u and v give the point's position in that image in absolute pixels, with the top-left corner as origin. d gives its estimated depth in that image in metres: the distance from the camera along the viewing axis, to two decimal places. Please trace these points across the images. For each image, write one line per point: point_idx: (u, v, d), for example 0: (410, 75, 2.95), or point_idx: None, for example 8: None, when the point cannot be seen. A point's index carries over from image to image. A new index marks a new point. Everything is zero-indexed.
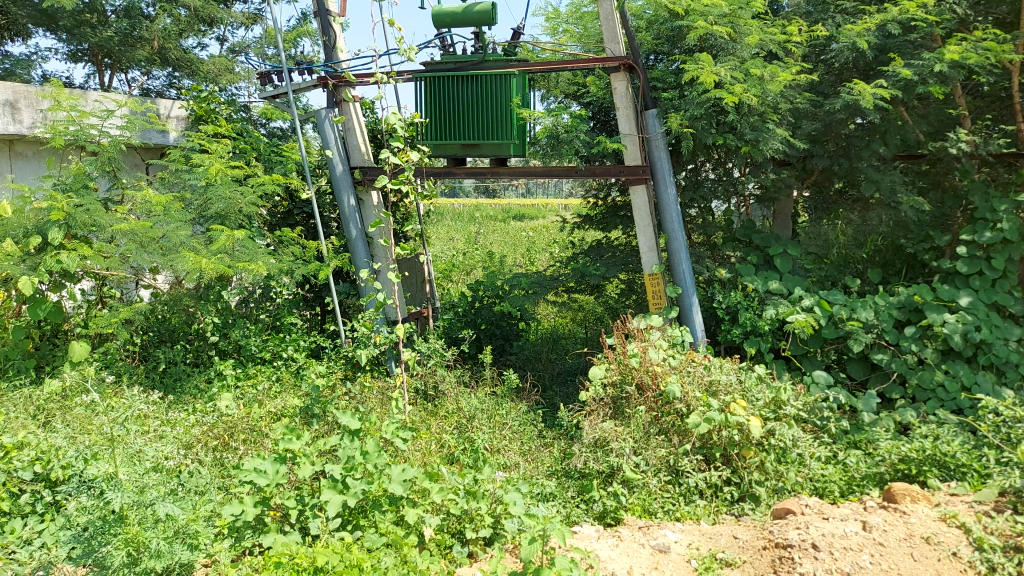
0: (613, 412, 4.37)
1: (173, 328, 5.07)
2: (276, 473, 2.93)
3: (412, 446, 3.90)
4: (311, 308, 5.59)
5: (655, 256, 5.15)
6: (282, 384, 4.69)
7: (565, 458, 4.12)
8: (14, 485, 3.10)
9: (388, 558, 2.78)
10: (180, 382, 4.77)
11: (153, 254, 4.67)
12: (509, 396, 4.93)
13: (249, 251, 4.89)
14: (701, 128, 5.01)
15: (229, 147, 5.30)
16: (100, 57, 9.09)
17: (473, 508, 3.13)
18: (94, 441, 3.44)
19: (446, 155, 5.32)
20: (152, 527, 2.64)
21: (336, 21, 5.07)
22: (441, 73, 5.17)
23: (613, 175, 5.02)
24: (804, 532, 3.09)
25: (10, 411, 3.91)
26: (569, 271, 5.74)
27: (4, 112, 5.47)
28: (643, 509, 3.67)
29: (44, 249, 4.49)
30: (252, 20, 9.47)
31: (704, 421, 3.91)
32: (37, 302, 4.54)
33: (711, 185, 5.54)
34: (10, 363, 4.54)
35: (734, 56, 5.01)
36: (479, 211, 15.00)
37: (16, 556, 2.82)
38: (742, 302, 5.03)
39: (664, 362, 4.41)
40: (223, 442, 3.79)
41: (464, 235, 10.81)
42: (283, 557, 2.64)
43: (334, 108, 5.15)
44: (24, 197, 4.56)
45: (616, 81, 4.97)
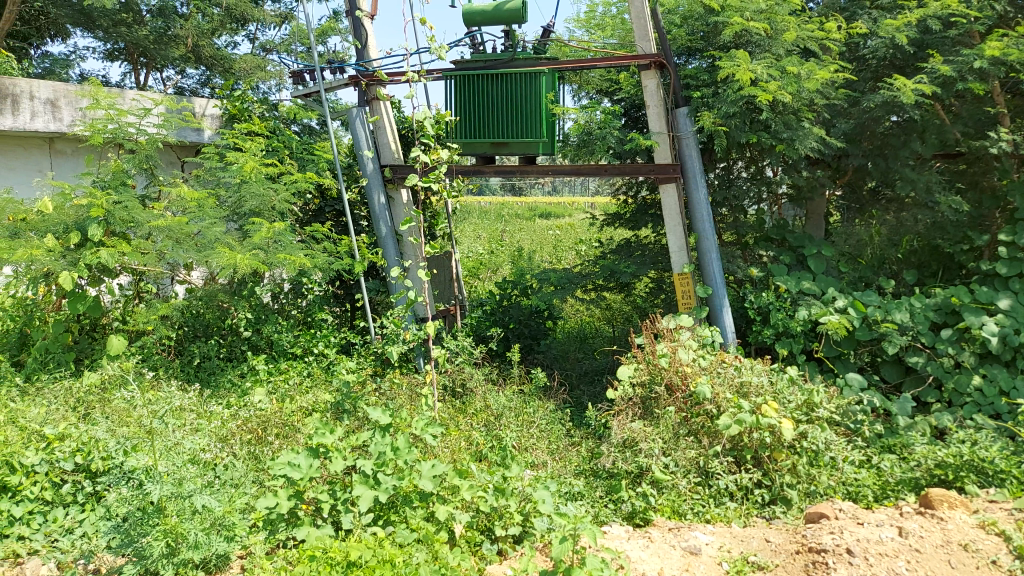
0: (643, 412, 4.33)
1: (207, 324, 5.17)
2: (309, 467, 2.99)
3: (441, 443, 3.93)
4: (341, 305, 5.66)
5: (685, 255, 5.10)
6: (313, 379, 4.74)
7: (593, 458, 4.11)
8: (57, 476, 3.19)
9: (420, 553, 2.79)
10: (214, 376, 4.83)
11: (188, 250, 4.73)
12: (537, 395, 4.93)
13: (285, 248, 4.95)
14: (734, 126, 4.94)
15: (262, 145, 5.37)
16: (135, 56, 9.24)
17: (502, 505, 3.14)
18: (134, 433, 3.49)
19: (476, 154, 5.34)
20: (189, 518, 2.69)
21: (367, 20, 5.12)
22: (472, 71, 5.16)
23: (642, 173, 4.97)
24: (840, 537, 3.05)
25: (52, 403, 3.99)
26: (597, 268, 5.71)
27: (45, 110, 5.62)
28: (673, 511, 3.65)
29: (83, 245, 4.55)
30: (282, 19, 9.57)
31: (734, 423, 3.89)
32: (76, 296, 4.60)
33: (744, 183, 5.48)
34: (50, 356, 4.61)
35: (769, 53, 4.97)
36: (505, 208, 15.03)
37: (59, 544, 2.92)
38: (774, 302, 4.97)
39: (695, 362, 4.38)
40: (257, 436, 3.83)
41: (489, 233, 10.83)
42: (317, 551, 2.70)
43: (365, 107, 5.19)
44: (64, 193, 4.61)
45: (647, 79, 4.95)
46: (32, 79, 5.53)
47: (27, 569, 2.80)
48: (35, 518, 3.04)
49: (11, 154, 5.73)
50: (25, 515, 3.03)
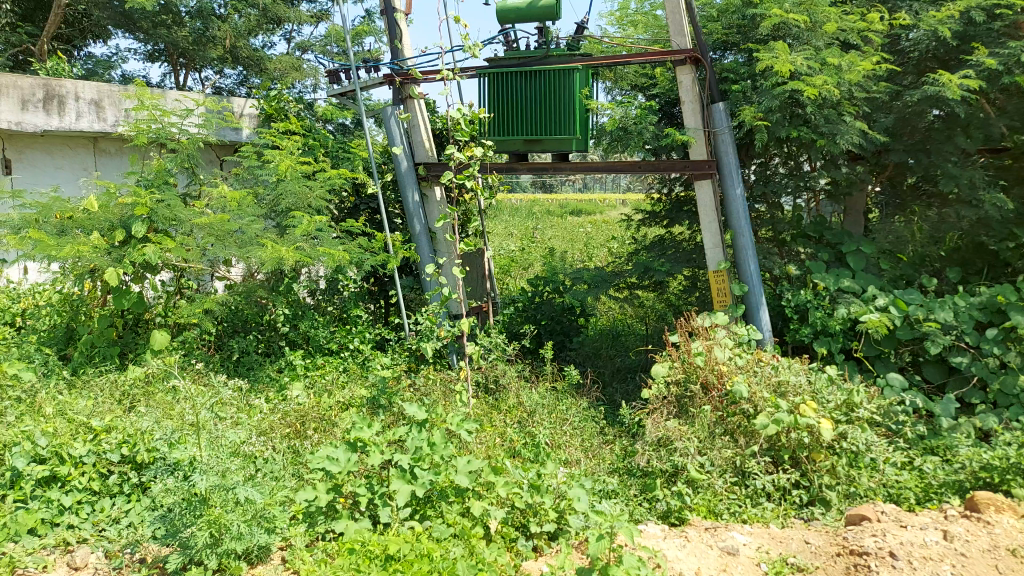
0: (677, 411, 4.29)
1: (246, 319, 5.25)
2: (347, 461, 3.04)
3: (476, 439, 3.96)
4: (376, 301, 5.73)
5: (721, 253, 5.03)
6: (349, 375, 4.80)
7: (627, 456, 4.09)
8: (103, 467, 3.26)
9: (457, 549, 2.81)
10: (253, 371, 4.92)
11: (229, 247, 4.82)
12: (570, 393, 4.92)
13: (323, 245, 5.01)
14: (775, 121, 4.89)
15: (299, 144, 5.45)
16: (174, 57, 9.42)
17: (537, 502, 3.15)
18: (178, 426, 3.57)
19: (510, 152, 5.33)
20: (232, 510, 2.75)
21: (402, 19, 5.15)
22: (506, 68, 5.19)
23: (677, 170, 4.92)
24: (882, 540, 3.01)
25: (98, 396, 4.10)
26: (631, 267, 5.68)
27: (90, 110, 5.76)
28: (708, 510, 3.62)
29: (128, 243, 4.67)
30: (318, 19, 9.67)
31: (772, 423, 3.85)
32: (121, 292, 4.72)
33: (782, 179, 5.40)
34: (95, 350, 4.73)
35: (809, 46, 4.89)
36: (535, 206, 15.02)
37: (107, 533, 3.00)
38: (812, 300, 4.90)
39: (731, 361, 4.32)
40: (296, 430, 3.90)
41: (521, 231, 10.83)
42: (356, 544, 2.75)
43: (400, 105, 5.23)
44: (109, 192, 4.70)
45: (682, 75, 4.90)
46: (77, 80, 5.68)
47: (76, 558, 2.88)
48: (83, 509, 3.13)
49: (58, 153, 5.90)
50: (73, 505, 3.12)
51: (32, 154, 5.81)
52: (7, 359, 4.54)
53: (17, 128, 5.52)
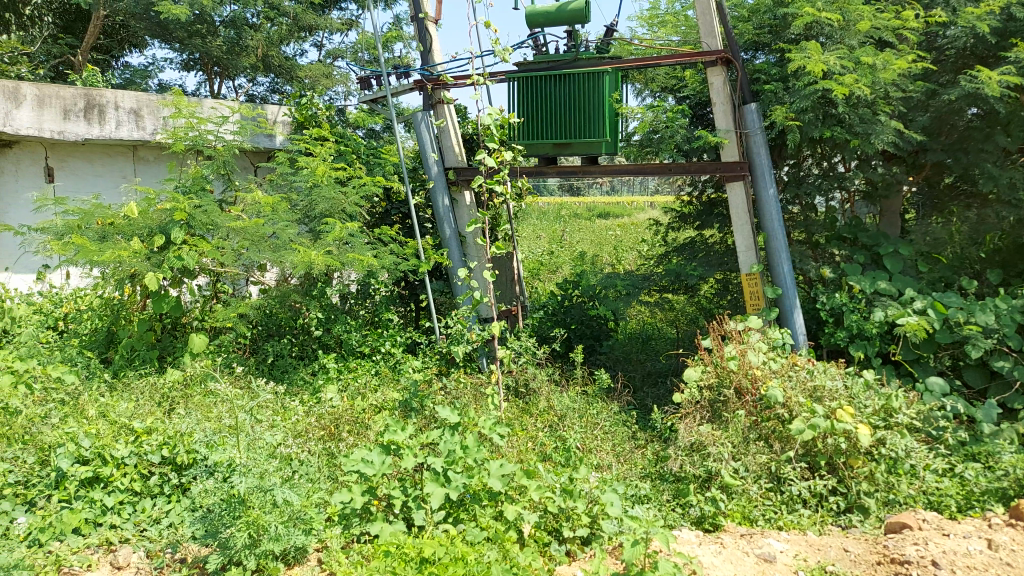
0: (711, 416, 4.24)
1: (279, 323, 5.31)
2: (382, 463, 3.08)
3: (509, 443, 3.97)
4: (407, 305, 5.78)
5: (754, 255, 4.96)
6: (381, 378, 4.84)
7: (659, 461, 4.07)
8: (145, 468, 3.32)
9: (491, 552, 2.82)
10: (288, 374, 4.98)
11: (264, 251, 4.90)
12: (600, 397, 4.89)
13: (355, 250, 5.06)
14: (807, 121, 4.83)
15: (332, 150, 5.52)
16: (209, 66, 9.60)
17: (570, 507, 3.14)
18: (216, 428, 3.63)
19: (539, 155, 5.33)
20: (270, 511, 2.80)
21: (432, 24, 5.19)
22: (535, 72, 5.19)
23: (708, 172, 4.86)
24: (924, 549, 2.96)
25: (139, 399, 4.19)
26: (661, 270, 5.64)
27: (129, 119, 5.89)
28: (743, 516, 3.57)
29: (166, 248, 4.75)
30: (348, 26, 9.77)
31: (808, 428, 3.79)
32: (160, 296, 4.80)
33: (815, 181, 5.33)
34: (136, 353, 4.82)
35: (842, 44, 4.82)
36: (564, 209, 15.00)
37: (148, 533, 3.06)
38: (847, 303, 4.82)
39: (765, 365, 4.27)
40: (330, 433, 3.95)
41: (549, 234, 10.82)
42: (391, 547, 2.78)
43: (430, 110, 5.28)
44: (149, 199, 4.80)
45: (712, 76, 4.86)
46: (117, 89, 5.81)
47: (119, 557, 2.94)
48: (126, 509, 3.20)
49: (99, 161, 6.04)
50: (116, 505, 3.19)
51: (74, 162, 5.96)
52: (51, 362, 4.66)
53: (59, 137, 5.69)
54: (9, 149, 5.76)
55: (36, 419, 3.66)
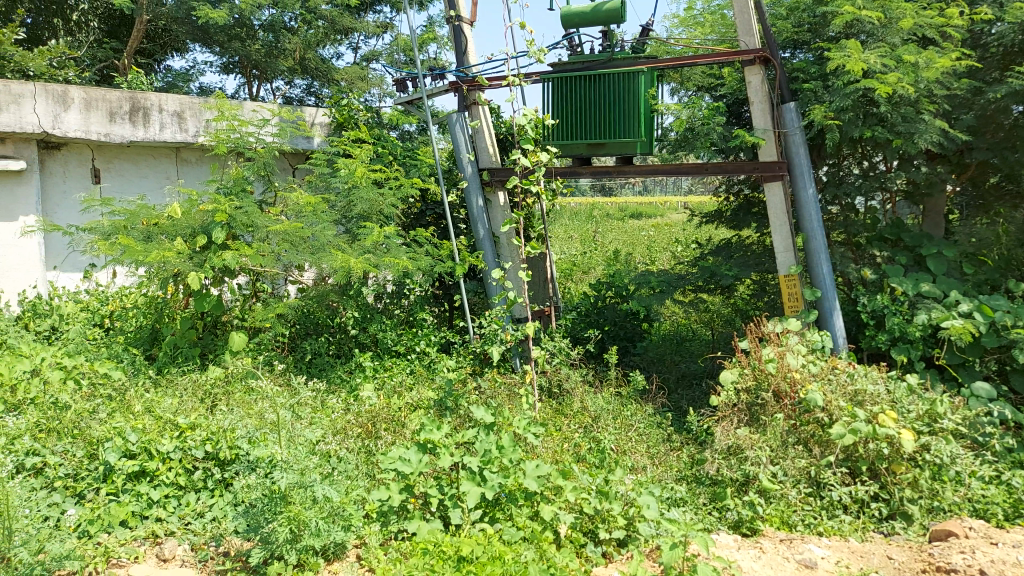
0: (748, 419, 4.19)
1: (316, 322, 5.39)
2: (419, 461, 3.11)
3: (543, 444, 3.98)
4: (441, 304, 5.82)
5: (792, 256, 4.87)
6: (416, 377, 4.88)
7: (695, 464, 4.03)
8: (189, 463, 3.40)
9: (528, 552, 2.83)
10: (325, 372, 5.05)
11: (303, 253, 4.99)
12: (635, 399, 4.86)
13: (392, 252, 5.12)
14: (848, 120, 4.74)
15: (369, 152, 5.58)
16: (247, 69, 9.77)
17: (606, 508, 3.14)
18: (258, 424, 3.70)
19: (573, 156, 5.31)
20: (311, 507, 2.84)
21: (467, 26, 5.22)
22: (570, 73, 5.18)
23: (746, 172, 4.79)
24: (971, 557, 2.92)
25: (182, 395, 4.28)
26: (697, 271, 5.59)
27: (172, 122, 6.06)
28: (782, 521, 3.52)
29: (208, 248, 4.86)
30: (383, 29, 9.87)
31: (848, 432, 3.72)
32: (202, 295, 4.91)
33: (855, 181, 5.23)
34: (179, 351, 4.93)
35: (884, 42, 4.72)
36: (595, 209, 14.95)
37: (192, 527, 3.14)
38: (889, 306, 4.72)
39: (804, 368, 4.20)
40: (367, 430, 3.99)
41: (582, 234, 10.78)
42: (430, 545, 2.81)
43: (465, 111, 5.31)
44: (192, 200, 4.91)
45: (750, 75, 4.79)
46: (161, 93, 5.96)
47: (165, 550, 3.02)
48: (171, 502, 3.27)
49: (144, 162, 6.20)
50: (161, 499, 3.26)
51: (120, 163, 6.12)
52: (98, 358, 4.79)
53: (106, 139, 5.83)
54: (57, 150, 5.83)
55: (85, 413, 3.77)
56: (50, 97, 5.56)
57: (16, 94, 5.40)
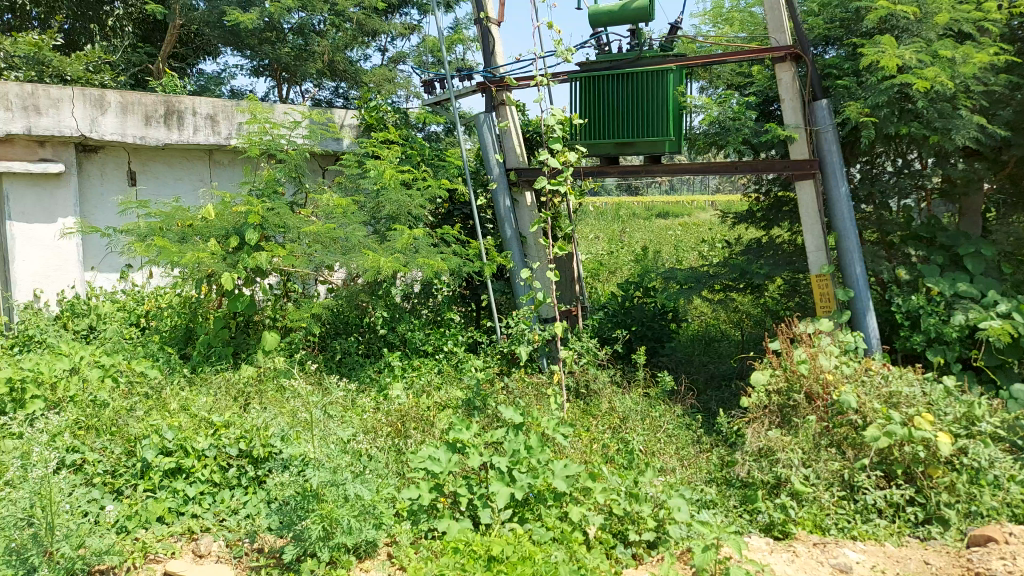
0: (780, 420, 4.14)
1: (347, 321, 5.47)
2: (449, 461, 3.14)
3: (572, 444, 3.97)
4: (468, 304, 5.83)
5: (824, 256, 4.80)
6: (445, 377, 4.91)
7: (725, 466, 3.99)
8: (223, 460, 3.45)
9: (559, 552, 2.84)
10: (355, 371, 5.10)
11: (334, 253, 5.04)
12: (663, 399, 4.83)
13: (422, 252, 5.15)
14: (883, 117, 4.69)
15: (398, 153, 5.63)
16: (277, 72, 9.89)
17: (635, 510, 3.12)
18: (290, 423, 3.74)
19: (601, 155, 5.30)
20: (343, 505, 2.87)
21: (494, 27, 5.23)
22: (597, 72, 5.16)
23: (777, 170, 4.72)
24: (1012, 564, 2.88)
25: (216, 393, 4.35)
26: (727, 270, 5.53)
27: (205, 124, 6.21)
28: (815, 525, 3.47)
29: (241, 248, 4.94)
30: (410, 31, 9.93)
31: (883, 435, 3.66)
32: (235, 296, 4.98)
33: (890, 179, 5.14)
34: (212, 350, 5.02)
35: (919, 38, 4.64)
36: (621, 208, 14.87)
37: (227, 523, 3.19)
38: (924, 306, 4.63)
39: (837, 369, 4.13)
40: (396, 429, 4.02)
41: (608, 234, 10.73)
42: (461, 544, 2.83)
43: (492, 112, 5.32)
44: (225, 201, 4.99)
45: (781, 72, 4.74)
46: (195, 96, 6.10)
47: (201, 546, 3.10)
48: (206, 499, 3.33)
49: (178, 164, 6.33)
50: (197, 495, 3.33)
51: (155, 166, 6.24)
52: (135, 357, 4.89)
53: (142, 143, 5.96)
54: (94, 153, 5.95)
55: (123, 411, 3.84)
56: (88, 101, 5.67)
57: (56, 99, 5.52)
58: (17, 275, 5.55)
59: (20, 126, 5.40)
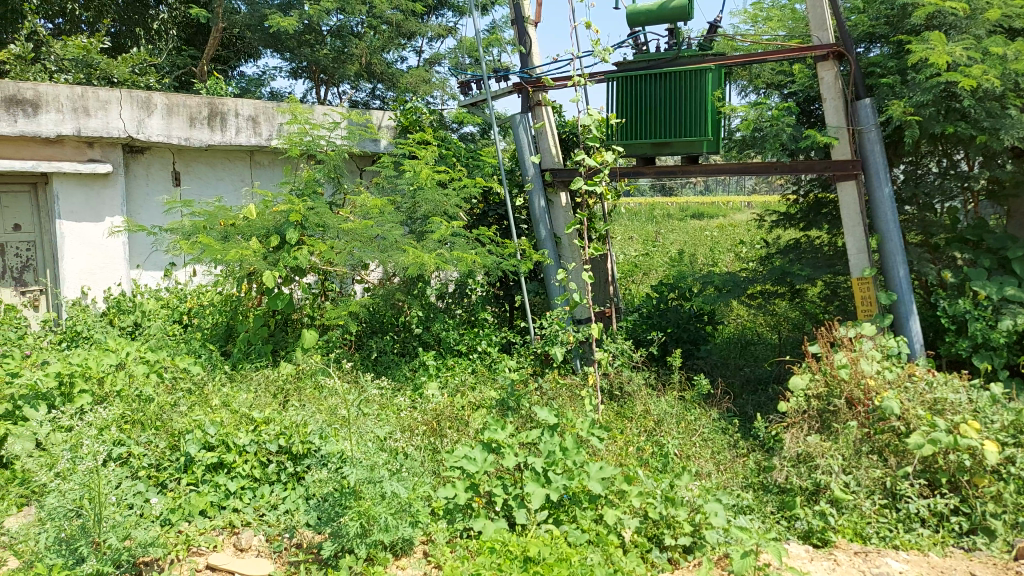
0: (820, 426, 4.05)
1: (382, 320, 5.51)
2: (484, 461, 3.17)
3: (608, 447, 3.96)
4: (501, 305, 5.85)
5: (866, 258, 4.69)
6: (479, 376, 4.93)
7: (762, 471, 3.93)
8: (263, 456, 3.52)
9: (595, 555, 2.83)
10: (390, 369, 5.15)
11: (372, 251, 5.10)
12: (699, 403, 4.78)
13: (458, 252, 5.16)
14: (928, 116, 4.57)
15: (434, 153, 5.67)
16: (316, 74, 10.04)
17: (671, 514, 3.09)
18: (329, 420, 3.80)
19: (637, 155, 5.26)
20: (380, 502, 2.90)
21: (531, 27, 5.24)
22: (634, 72, 5.12)
23: (818, 171, 4.63)
24: None
25: (256, 390, 4.44)
26: (765, 273, 5.44)
27: (247, 126, 6.35)
28: (855, 533, 3.40)
29: (281, 247, 5.02)
30: (447, 32, 9.99)
31: (927, 442, 3.58)
32: (275, 294, 5.06)
33: (935, 179, 5.01)
34: (251, 347, 5.11)
35: (968, 34, 4.53)
36: (655, 209, 14.74)
37: (266, 518, 3.26)
38: (971, 311, 4.52)
39: (879, 375, 4.01)
40: (432, 428, 4.06)
41: (642, 235, 10.65)
42: (496, 544, 2.85)
43: (528, 112, 5.32)
44: (266, 201, 5.08)
45: (823, 71, 4.63)
46: (237, 98, 6.24)
47: (242, 540, 3.17)
48: (247, 493, 3.40)
49: (220, 165, 6.48)
50: (237, 490, 3.41)
51: (198, 166, 6.39)
52: (178, 354, 5.02)
53: (186, 144, 6.10)
54: (140, 154, 6.11)
55: (167, 406, 3.94)
56: (135, 103, 5.83)
57: (104, 101, 5.68)
58: (67, 272, 5.73)
59: (70, 127, 5.57)
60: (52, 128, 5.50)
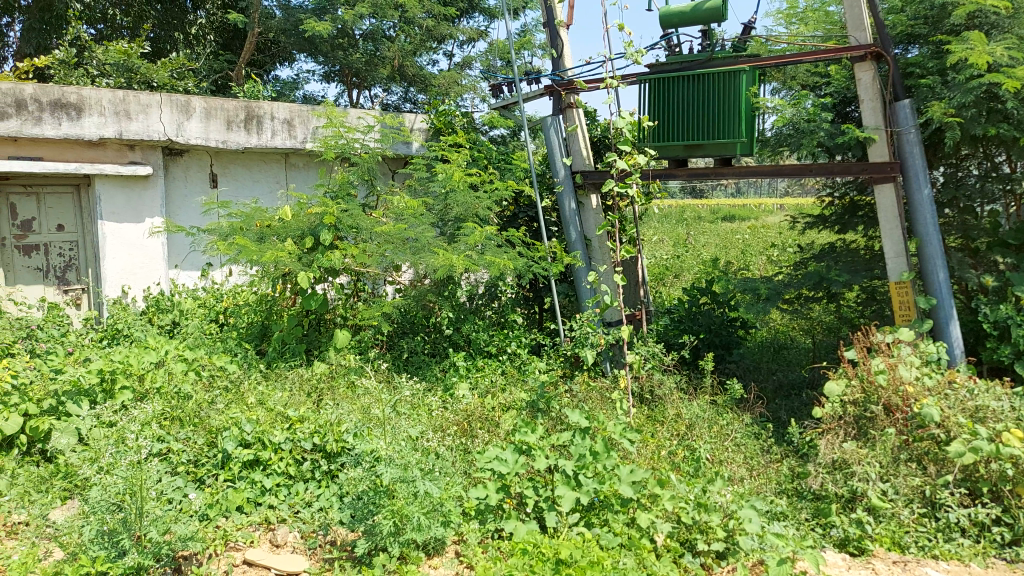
0: (856, 432, 3.98)
1: (413, 321, 5.55)
2: (515, 462, 3.17)
3: (639, 450, 3.94)
4: (531, 307, 5.87)
5: (904, 262, 4.60)
6: (509, 378, 4.95)
7: (797, 477, 3.88)
8: (298, 454, 3.58)
9: (628, 559, 2.83)
10: (422, 369, 5.19)
11: (404, 253, 5.12)
12: (731, 407, 4.74)
13: (489, 253, 5.18)
14: (970, 117, 4.47)
15: (466, 156, 5.72)
16: (348, 78, 10.17)
17: (704, 519, 3.07)
18: (363, 419, 3.85)
19: (670, 158, 5.21)
20: (412, 502, 2.91)
21: (563, 29, 5.23)
22: (667, 73, 5.09)
23: (855, 173, 4.55)
24: None
25: (291, 388, 4.50)
26: (800, 277, 5.36)
27: (283, 129, 6.47)
28: (893, 542, 3.34)
29: (315, 249, 5.09)
30: (477, 35, 10.05)
31: (968, 451, 3.49)
32: (309, 295, 5.13)
33: (976, 182, 4.89)
34: (286, 346, 5.18)
35: (1011, 34, 4.45)
36: (685, 211, 14.64)
37: (301, 515, 3.32)
38: (1014, 316, 4.41)
39: (918, 381, 3.93)
40: (463, 429, 4.08)
41: (673, 238, 10.59)
42: (528, 546, 2.85)
43: (559, 115, 5.32)
44: (301, 203, 5.16)
45: (860, 72, 4.55)
46: (273, 102, 6.36)
47: (278, 536, 3.22)
48: (282, 490, 3.46)
49: (256, 167, 6.60)
50: (273, 487, 3.47)
51: (235, 168, 6.51)
52: (215, 352, 5.12)
53: (223, 146, 6.22)
54: (179, 156, 6.24)
55: (205, 403, 4.02)
56: (174, 107, 5.96)
57: (145, 104, 5.81)
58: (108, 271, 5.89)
59: (112, 130, 5.71)
60: (95, 131, 5.66)
